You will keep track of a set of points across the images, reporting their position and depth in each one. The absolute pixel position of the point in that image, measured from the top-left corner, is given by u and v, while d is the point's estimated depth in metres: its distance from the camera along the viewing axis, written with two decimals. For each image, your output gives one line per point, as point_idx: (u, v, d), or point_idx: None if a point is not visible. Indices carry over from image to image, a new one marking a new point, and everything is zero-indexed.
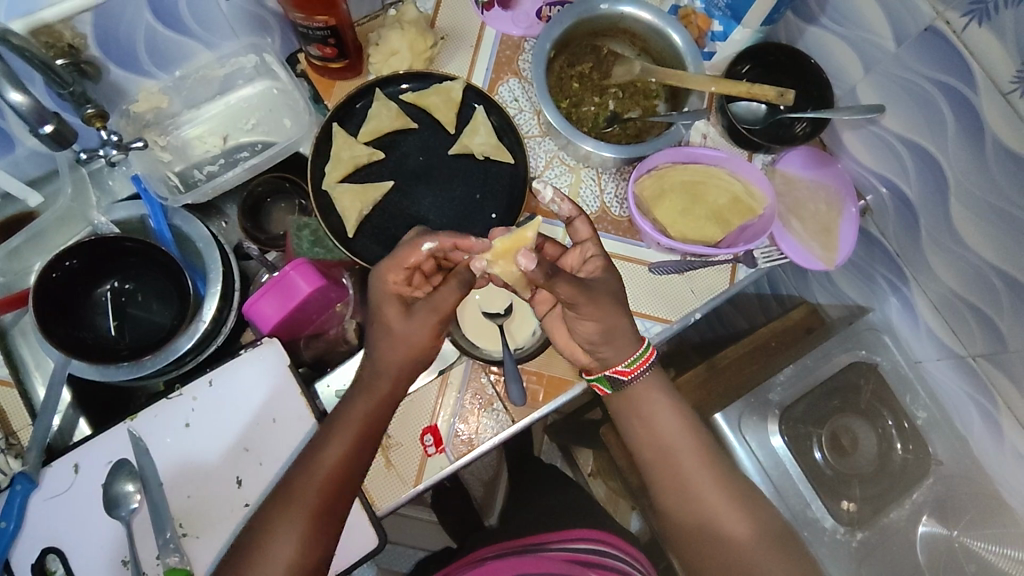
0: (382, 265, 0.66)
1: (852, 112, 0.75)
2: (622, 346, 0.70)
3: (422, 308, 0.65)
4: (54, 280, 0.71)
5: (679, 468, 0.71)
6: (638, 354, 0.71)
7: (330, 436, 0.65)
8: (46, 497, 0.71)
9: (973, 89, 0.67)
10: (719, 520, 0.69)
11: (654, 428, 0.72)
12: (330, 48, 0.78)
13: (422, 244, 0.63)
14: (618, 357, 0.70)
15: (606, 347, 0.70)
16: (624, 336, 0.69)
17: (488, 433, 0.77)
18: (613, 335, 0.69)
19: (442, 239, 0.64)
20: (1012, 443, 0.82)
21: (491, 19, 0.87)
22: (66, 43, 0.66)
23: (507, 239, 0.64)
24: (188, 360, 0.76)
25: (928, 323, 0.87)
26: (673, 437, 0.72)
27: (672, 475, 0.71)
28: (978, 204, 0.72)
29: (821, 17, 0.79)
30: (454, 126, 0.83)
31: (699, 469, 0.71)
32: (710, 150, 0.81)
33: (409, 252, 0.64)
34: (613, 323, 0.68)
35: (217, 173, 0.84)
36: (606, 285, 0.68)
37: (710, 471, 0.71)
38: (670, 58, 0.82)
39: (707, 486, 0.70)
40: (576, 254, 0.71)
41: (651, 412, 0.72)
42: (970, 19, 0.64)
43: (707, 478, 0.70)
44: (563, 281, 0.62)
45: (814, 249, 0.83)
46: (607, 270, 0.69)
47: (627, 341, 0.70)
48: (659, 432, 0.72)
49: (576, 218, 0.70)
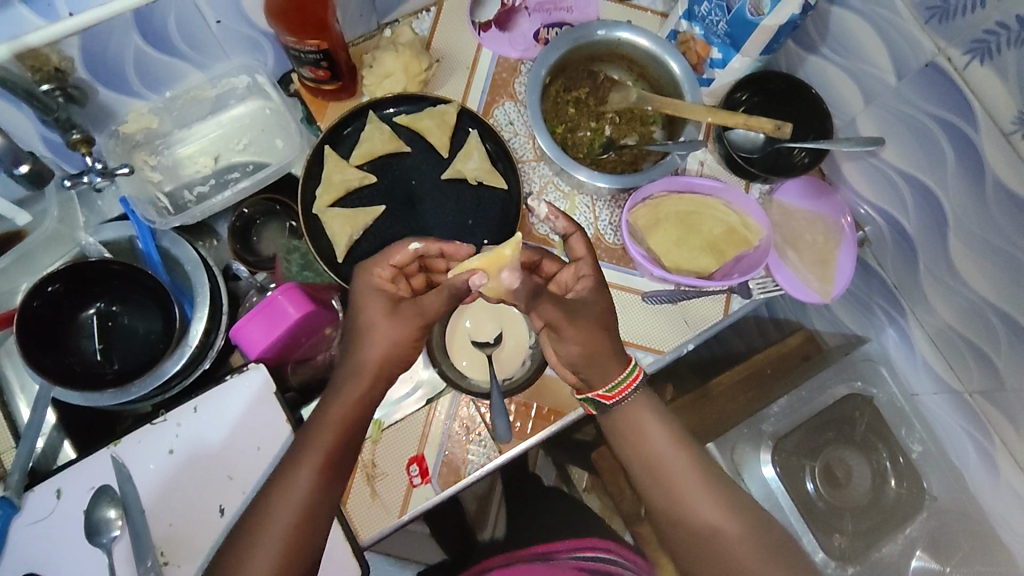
0: (369, 261, 0.70)
1: (851, 144, 0.74)
2: (605, 367, 0.68)
3: (408, 308, 0.65)
4: (36, 308, 0.70)
5: (677, 493, 0.68)
6: (624, 376, 0.69)
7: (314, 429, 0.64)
8: (27, 522, 0.71)
9: (973, 127, 0.65)
10: (726, 546, 0.65)
11: (647, 448, 0.69)
12: (323, 71, 0.77)
13: (409, 243, 0.68)
14: (600, 380, 0.68)
15: (588, 371, 0.68)
16: (608, 356, 0.68)
17: (475, 463, 0.77)
18: (598, 359, 0.68)
19: (429, 241, 0.69)
20: (1010, 483, 0.80)
21: (488, 41, 0.87)
22: (52, 66, 0.65)
23: (484, 258, 0.62)
24: (174, 384, 0.76)
25: (926, 356, 0.85)
26: (665, 461, 0.69)
27: (670, 502, 0.68)
28: (977, 242, 0.71)
29: (822, 47, 0.78)
30: (447, 150, 0.82)
31: (698, 492, 0.67)
32: (708, 180, 0.80)
33: (397, 250, 0.68)
34: (595, 348, 0.67)
35: (206, 195, 0.83)
36: (591, 310, 0.67)
37: (707, 493, 0.67)
38: (667, 85, 0.81)
39: (706, 509, 0.67)
40: (569, 270, 0.71)
41: (639, 430, 0.70)
42: (972, 57, 0.63)
43: (707, 502, 0.67)
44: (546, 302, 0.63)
45: (810, 280, 0.82)
46: (596, 290, 0.69)
47: (611, 359, 0.68)
48: (651, 455, 0.69)
49: (573, 234, 0.70)
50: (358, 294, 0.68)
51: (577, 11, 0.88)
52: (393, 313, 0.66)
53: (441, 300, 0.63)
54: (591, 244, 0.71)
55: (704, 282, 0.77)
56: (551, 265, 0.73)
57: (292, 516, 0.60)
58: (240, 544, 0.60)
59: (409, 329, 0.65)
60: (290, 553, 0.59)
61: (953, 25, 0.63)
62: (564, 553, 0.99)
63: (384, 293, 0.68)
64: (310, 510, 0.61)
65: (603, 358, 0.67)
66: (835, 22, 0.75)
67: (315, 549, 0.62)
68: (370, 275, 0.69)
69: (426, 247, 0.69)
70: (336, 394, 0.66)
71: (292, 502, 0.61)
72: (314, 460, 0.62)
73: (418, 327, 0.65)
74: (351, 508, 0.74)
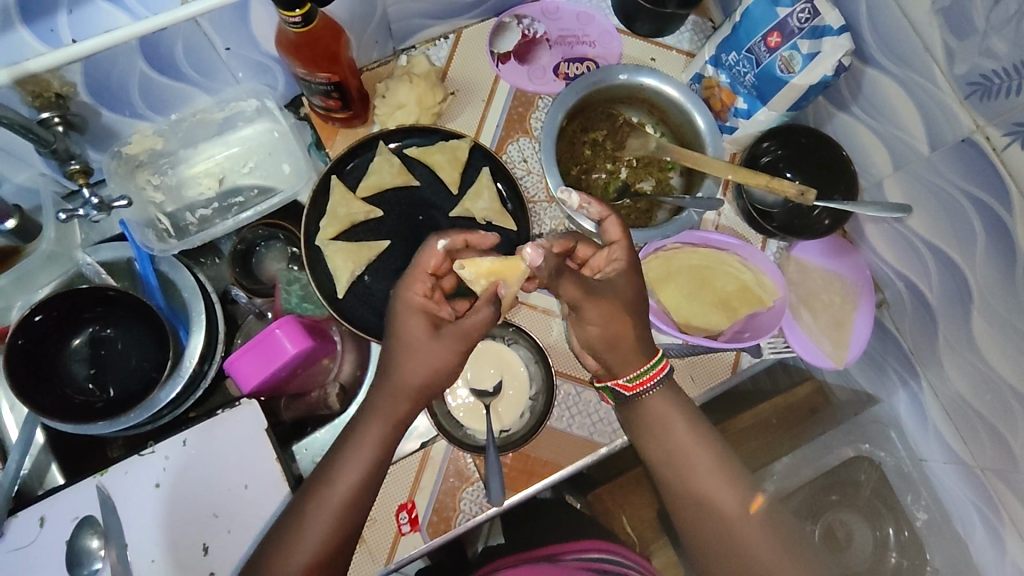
0: (404, 279, 0.64)
1: (877, 209, 0.71)
2: (627, 358, 0.69)
3: (451, 332, 0.62)
4: (20, 345, 0.68)
5: (693, 486, 0.69)
6: (647, 368, 0.69)
7: (344, 448, 0.64)
8: (8, 548, 0.70)
9: (1007, 209, 0.62)
10: (736, 534, 0.67)
11: (669, 442, 0.70)
12: (334, 100, 0.75)
13: (437, 243, 0.63)
14: (621, 369, 0.69)
15: (609, 356, 0.69)
16: (630, 346, 0.68)
17: (466, 513, 0.75)
18: (619, 345, 0.68)
19: (454, 237, 0.65)
20: (1016, 561, 0.74)
21: (506, 73, 0.84)
22: (54, 92, 0.63)
23: (497, 261, 0.62)
24: (165, 414, 0.75)
25: (937, 424, 0.81)
26: (686, 454, 0.70)
27: (685, 493, 0.69)
28: (999, 321, 0.67)
29: (853, 105, 0.75)
30: (457, 186, 0.80)
31: (714, 487, 0.68)
32: (721, 236, 0.78)
33: (429, 256, 0.64)
34: (617, 332, 0.67)
35: (209, 219, 0.80)
36: (616, 292, 0.66)
37: (732, 490, 0.68)
38: (689, 134, 0.78)
39: (723, 504, 0.68)
40: (602, 253, 0.68)
41: (664, 425, 0.71)
42: (1012, 139, 0.59)
43: (723, 496, 0.68)
44: (569, 281, 0.63)
45: (823, 345, 0.80)
46: (629, 274, 0.66)
47: (635, 352, 0.69)
48: (673, 448, 0.70)
49: (605, 218, 0.67)
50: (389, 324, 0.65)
51: (600, 46, 0.85)
52: (434, 337, 0.62)
53: (483, 318, 0.61)
54: (625, 227, 0.68)
55: (713, 342, 0.74)
56: (584, 248, 0.69)
57: (319, 536, 0.60)
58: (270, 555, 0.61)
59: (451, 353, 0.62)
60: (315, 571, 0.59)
61: (994, 104, 0.60)
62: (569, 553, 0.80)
63: (425, 313, 0.63)
64: (336, 532, 0.61)
65: (624, 348, 0.68)
66: (868, 83, 0.72)
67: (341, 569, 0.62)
68: (409, 292, 0.63)
69: (453, 243, 0.65)
70: (371, 420, 0.64)
71: (321, 524, 0.60)
72: (344, 483, 0.62)
73: (460, 352, 0.63)
74: None
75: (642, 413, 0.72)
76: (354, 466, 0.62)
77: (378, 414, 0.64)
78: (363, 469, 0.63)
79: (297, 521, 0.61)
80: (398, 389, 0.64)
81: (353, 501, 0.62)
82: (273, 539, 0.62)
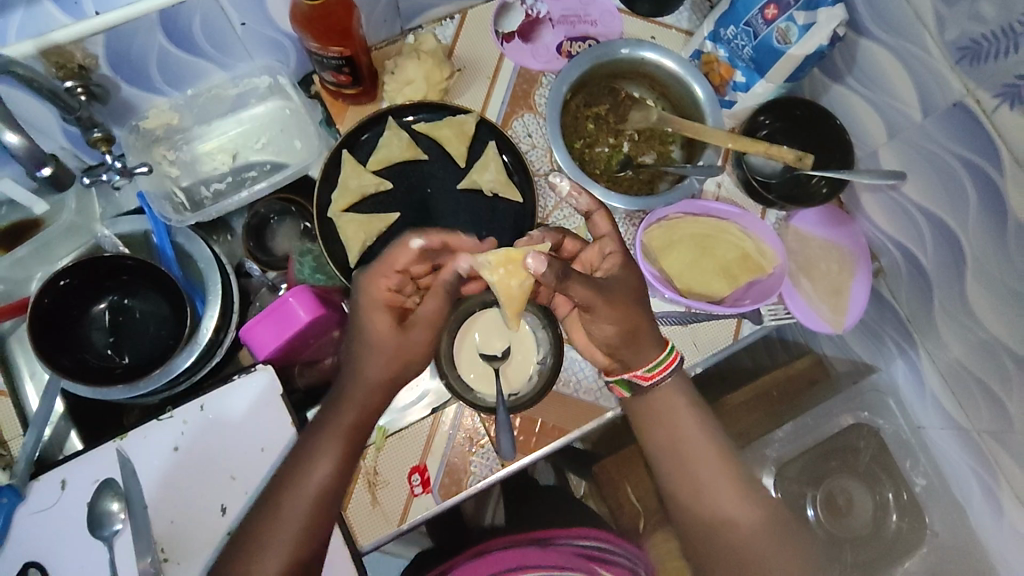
0: (370, 272, 0.68)
1: (872, 176, 0.73)
2: (643, 349, 0.71)
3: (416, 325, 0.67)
4: (46, 305, 0.70)
5: (692, 470, 0.72)
6: (661, 359, 0.71)
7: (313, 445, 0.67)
8: (31, 511, 0.71)
9: (997, 170, 0.64)
10: (732, 517, 0.70)
11: (674, 433, 0.73)
12: (345, 76, 0.77)
13: (411, 241, 0.67)
14: (639, 361, 0.71)
15: (627, 350, 0.70)
16: (645, 339, 0.70)
17: (477, 475, 0.77)
18: (636, 336, 0.69)
19: (428, 236, 0.68)
20: (1012, 523, 0.76)
21: (511, 51, 0.86)
22: (76, 63, 0.65)
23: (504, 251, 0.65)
24: (182, 380, 0.76)
25: (935, 392, 0.83)
26: (686, 439, 0.73)
27: (683, 477, 0.72)
28: (992, 282, 0.69)
29: (848, 76, 0.78)
30: (464, 160, 0.82)
31: (714, 472, 0.71)
32: (723, 205, 0.81)
33: (399, 252, 0.67)
34: (633, 326, 0.68)
35: (223, 193, 0.83)
36: (624, 285, 0.67)
37: (729, 486, 0.71)
38: (689, 107, 0.80)
39: (722, 489, 0.71)
40: (593, 250, 0.71)
41: (672, 417, 0.73)
42: (1001, 101, 0.62)
43: (720, 482, 0.71)
44: (576, 284, 0.63)
45: (822, 311, 0.83)
46: (625, 267, 0.69)
47: (649, 344, 0.71)
48: (676, 439, 0.73)
49: (595, 211, 0.72)
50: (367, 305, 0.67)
51: (601, 25, 0.87)
52: (399, 333, 0.67)
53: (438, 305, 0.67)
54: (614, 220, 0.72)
55: (716, 307, 0.77)
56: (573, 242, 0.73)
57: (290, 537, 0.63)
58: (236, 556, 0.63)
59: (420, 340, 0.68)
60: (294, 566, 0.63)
61: (983, 68, 0.62)
62: (563, 539, 0.88)
63: (390, 307, 0.68)
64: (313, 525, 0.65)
65: (640, 342, 0.70)
66: (863, 54, 0.74)
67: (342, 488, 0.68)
68: (377, 285, 0.68)
69: (429, 242, 0.68)
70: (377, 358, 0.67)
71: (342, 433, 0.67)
72: (322, 475, 0.65)
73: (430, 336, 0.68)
74: (352, 515, 0.75)
75: (642, 400, 0.74)
76: (320, 465, 0.66)
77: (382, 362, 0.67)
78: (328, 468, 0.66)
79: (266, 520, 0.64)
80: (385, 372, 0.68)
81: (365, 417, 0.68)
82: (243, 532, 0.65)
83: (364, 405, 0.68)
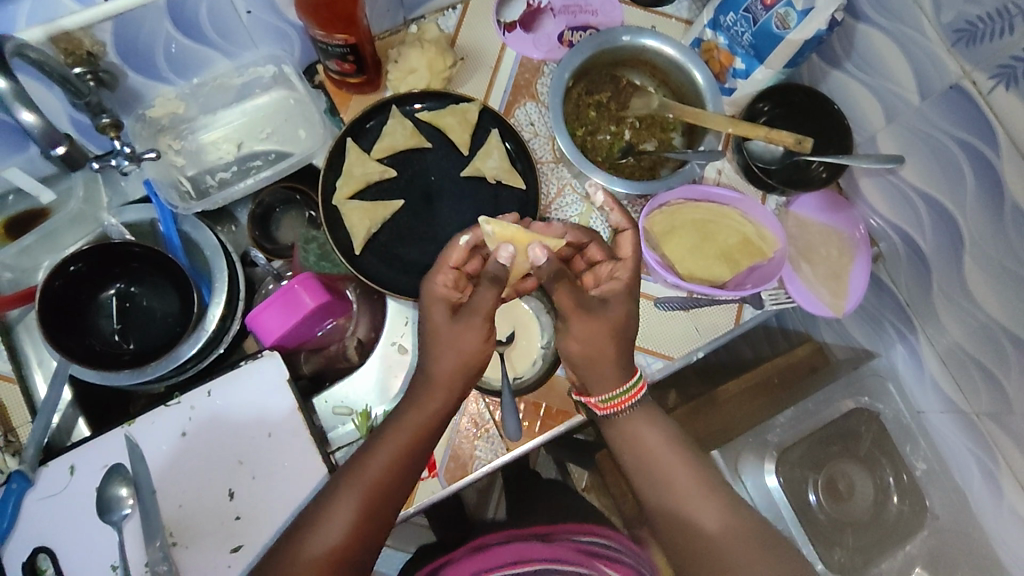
0: (430, 269, 0.69)
1: (870, 160, 0.74)
2: (605, 378, 0.70)
3: (465, 312, 0.65)
4: (57, 288, 0.71)
5: (674, 490, 0.69)
6: (622, 390, 0.70)
7: (357, 470, 0.64)
8: (40, 497, 0.72)
9: (994, 151, 0.65)
10: (712, 533, 0.66)
11: (644, 446, 0.71)
12: (349, 64, 0.78)
13: (459, 237, 0.69)
14: (596, 389, 0.71)
15: (587, 375, 0.70)
16: (608, 368, 0.69)
17: (482, 459, 0.78)
18: (598, 362, 0.69)
19: (477, 231, 0.69)
20: (1011, 504, 0.77)
21: (513, 40, 0.87)
22: (85, 50, 0.66)
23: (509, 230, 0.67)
24: (189, 368, 0.77)
25: (934, 376, 0.84)
26: (656, 454, 0.70)
27: (664, 500, 0.69)
28: (990, 263, 0.70)
29: (846, 62, 0.79)
30: (467, 147, 0.83)
31: (696, 494, 0.68)
32: (723, 191, 0.82)
33: (451, 250, 0.69)
34: (598, 352, 0.68)
35: (228, 181, 0.84)
36: (608, 311, 0.68)
37: (707, 499, 0.68)
38: (690, 94, 0.81)
39: (698, 503, 0.68)
40: (607, 267, 0.72)
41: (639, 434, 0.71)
42: (997, 82, 0.63)
43: (704, 501, 0.68)
44: (562, 287, 0.66)
45: (822, 295, 0.84)
46: (622, 292, 0.69)
47: (611, 373, 0.69)
48: (649, 451, 0.70)
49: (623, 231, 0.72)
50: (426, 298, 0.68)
51: (602, 14, 0.88)
52: (453, 321, 0.66)
53: (489, 293, 0.64)
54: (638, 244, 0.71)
55: (717, 290, 0.78)
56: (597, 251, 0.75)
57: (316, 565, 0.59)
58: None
59: (473, 334, 0.66)
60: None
61: (980, 50, 0.63)
62: (564, 534, 0.89)
63: (445, 299, 0.68)
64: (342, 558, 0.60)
65: (602, 370, 0.69)
66: (861, 39, 0.75)
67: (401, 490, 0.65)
68: (434, 282, 0.69)
69: (477, 239, 0.70)
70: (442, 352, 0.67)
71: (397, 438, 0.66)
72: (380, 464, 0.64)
73: (482, 327, 0.66)
74: None
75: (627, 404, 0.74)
76: (373, 467, 0.64)
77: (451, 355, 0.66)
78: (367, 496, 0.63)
79: (297, 546, 0.61)
80: (447, 366, 0.66)
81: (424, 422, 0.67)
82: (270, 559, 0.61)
83: (422, 405, 0.68)
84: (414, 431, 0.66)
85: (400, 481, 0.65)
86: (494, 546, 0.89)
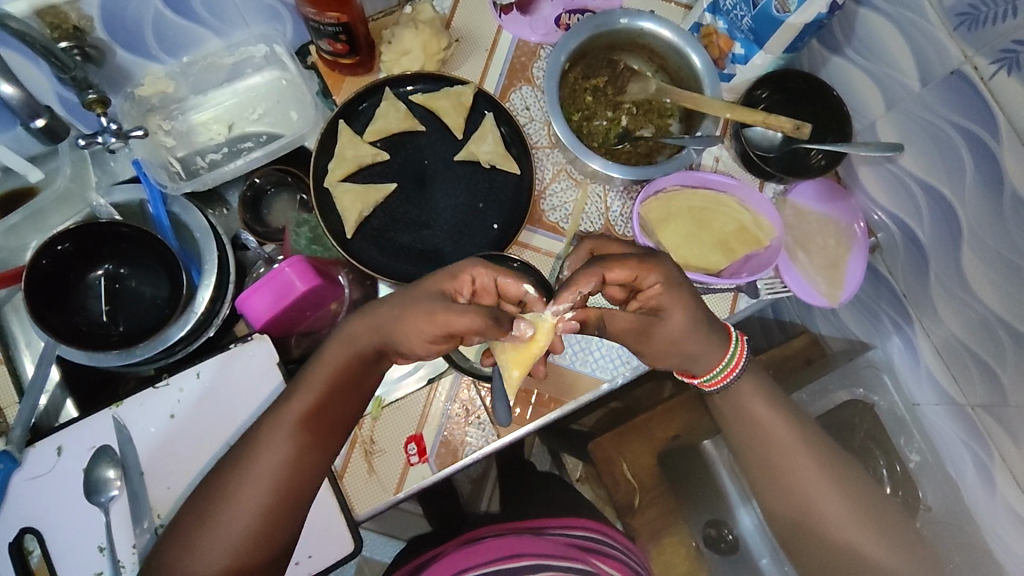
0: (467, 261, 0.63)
1: (870, 148, 0.73)
2: (707, 345, 0.68)
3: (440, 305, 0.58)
4: (43, 266, 0.70)
5: (775, 462, 0.72)
6: (719, 372, 0.71)
7: (283, 410, 0.63)
8: (26, 477, 0.71)
9: (994, 137, 0.64)
10: (809, 494, 0.71)
11: (750, 414, 0.73)
12: (342, 44, 0.76)
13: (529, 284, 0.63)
14: (707, 362, 0.70)
15: (661, 353, 0.68)
16: (688, 344, 0.66)
17: (473, 445, 0.78)
18: (680, 344, 0.66)
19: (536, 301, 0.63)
20: (1004, 498, 0.75)
21: (509, 23, 0.86)
22: (71, 25, 0.66)
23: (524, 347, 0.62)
24: (178, 350, 0.75)
25: (930, 367, 0.83)
26: (759, 421, 0.73)
27: (761, 462, 0.73)
28: (988, 252, 0.69)
29: (846, 48, 0.78)
30: (462, 131, 0.82)
31: (821, 486, 0.71)
32: (720, 177, 0.81)
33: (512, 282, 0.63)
34: (678, 337, 0.66)
35: (218, 163, 0.82)
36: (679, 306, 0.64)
37: (807, 460, 0.72)
38: (687, 78, 0.80)
39: (798, 466, 0.72)
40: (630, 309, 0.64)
41: (747, 406, 0.73)
42: (999, 67, 0.61)
43: (804, 464, 0.72)
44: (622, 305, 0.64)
45: (819, 284, 0.83)
46: (681, 308, 0.64)
47: (707, 344, 0.67)
48: (755, 415, 0.73)
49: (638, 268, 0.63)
50: (435, 280, 0.62)
51: None
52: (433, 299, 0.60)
53: (474, 316, 0.57)
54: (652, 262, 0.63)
55: (715, 278, 0.76)
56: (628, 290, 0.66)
57: (255, 512, 0.61)
58: (187, 538, 0.60)
59: (427, 331, 0.59)
60: (254, 544, 0.61)
61: (981, 33, 0.62)
62: (554, 529, 0.90)
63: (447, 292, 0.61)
64: (279, 501, 0.62)
65: (679, 347, 0.67)
66: (861, 23, 0.74)
67: (325, 433, 0.64)
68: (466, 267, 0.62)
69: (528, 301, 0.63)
70: (390, 309, 0.62)
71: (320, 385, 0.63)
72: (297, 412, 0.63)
73: (442, 332, 0.59)
74: (348, 483, 0.75)
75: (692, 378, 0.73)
76: (293, 411, 0.63)
77: (395, 314, 0.61)
78: (293, 439, 0.62)
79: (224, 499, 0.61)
80: (404, 328, 0.60)
81: (353, 368, 0.63)
82: (194, 505, 0.62)
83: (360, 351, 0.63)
84: (333, 373, 0.63)
85: (333, 417, 0.65)
86: (486, 538, 0.89)
